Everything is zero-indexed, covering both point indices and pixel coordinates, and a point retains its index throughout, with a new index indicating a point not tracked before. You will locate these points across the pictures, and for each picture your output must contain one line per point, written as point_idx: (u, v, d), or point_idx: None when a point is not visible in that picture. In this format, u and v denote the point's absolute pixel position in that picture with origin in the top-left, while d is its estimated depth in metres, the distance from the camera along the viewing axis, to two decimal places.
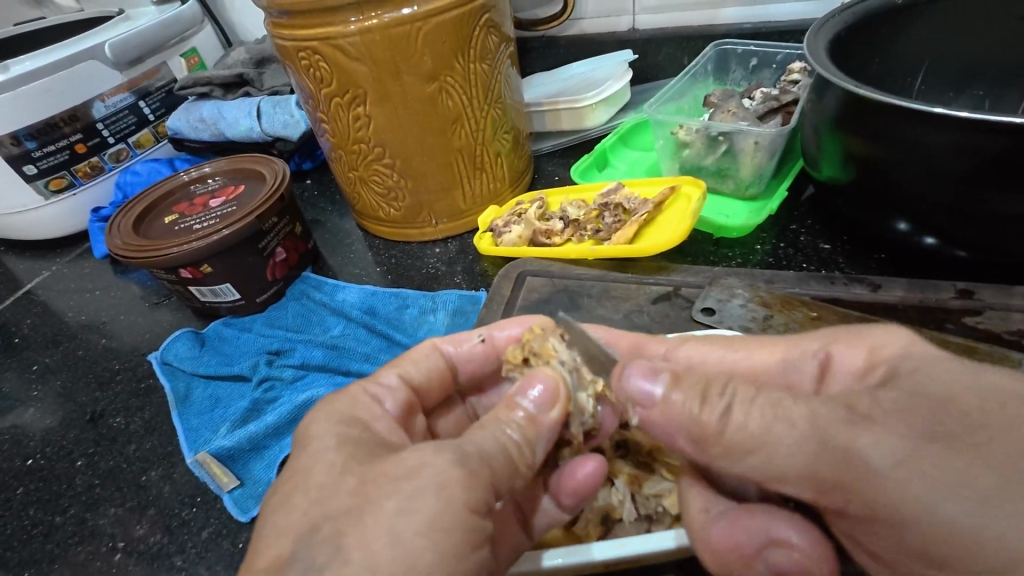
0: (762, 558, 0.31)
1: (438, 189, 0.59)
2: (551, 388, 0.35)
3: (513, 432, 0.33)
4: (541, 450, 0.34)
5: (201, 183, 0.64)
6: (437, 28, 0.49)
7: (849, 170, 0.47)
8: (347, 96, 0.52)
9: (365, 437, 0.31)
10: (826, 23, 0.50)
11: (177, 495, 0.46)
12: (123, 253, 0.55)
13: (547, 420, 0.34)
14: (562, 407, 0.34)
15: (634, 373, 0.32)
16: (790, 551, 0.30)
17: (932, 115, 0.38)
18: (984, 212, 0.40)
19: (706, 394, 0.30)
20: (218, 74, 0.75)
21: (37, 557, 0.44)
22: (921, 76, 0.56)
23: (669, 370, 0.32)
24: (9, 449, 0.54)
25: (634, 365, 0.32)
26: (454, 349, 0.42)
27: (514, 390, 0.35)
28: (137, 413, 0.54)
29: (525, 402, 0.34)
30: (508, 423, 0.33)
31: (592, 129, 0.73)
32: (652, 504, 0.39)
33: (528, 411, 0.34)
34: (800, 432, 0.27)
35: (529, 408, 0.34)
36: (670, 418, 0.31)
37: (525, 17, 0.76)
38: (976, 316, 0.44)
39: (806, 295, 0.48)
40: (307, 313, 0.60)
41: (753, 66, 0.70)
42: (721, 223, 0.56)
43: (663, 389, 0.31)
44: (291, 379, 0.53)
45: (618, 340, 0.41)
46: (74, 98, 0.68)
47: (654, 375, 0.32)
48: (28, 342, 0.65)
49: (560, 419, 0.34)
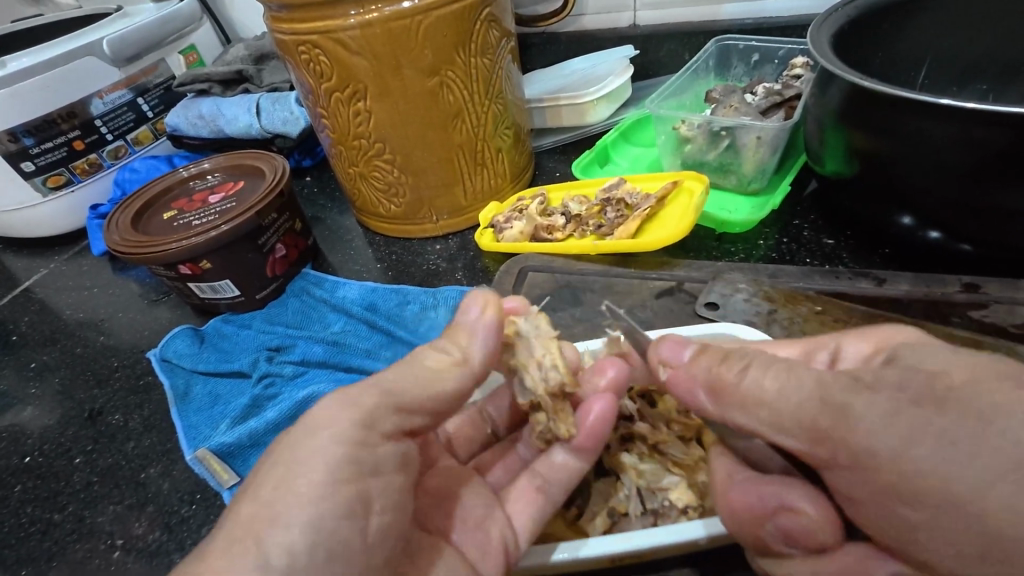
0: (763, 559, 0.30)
1: (438, 185, 0.59)
2: (482, 294, 0.35)
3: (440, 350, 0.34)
4: (480, 350, 0.34)
5: (201, 179, 0.64)
6: (439, 21, 0.48)
7: (853, 164, 0.46)
8: (347, 91, 0.52)
9: None
10: (830, 17, 0.50)
11: (176, 492, 0.46)
12: (122, 250, 0.54)
13: (484, 321, 0.34)
14: (495, 307, 0.34)
15: (666, 346, 0.34)
16: (792, 522, 0.29)
17: (939, 108, 0.38)
18: (990, 205, 0.39)
19: (727, 358, 0.32)
20: (217, 71, 0.75)
21: (34, 555, 0.44)
22: (924, 71, 0.56)
23: (695, 342, 0.34)
24: (7, 447, 0.53)
25: (663, 340, 0.35)
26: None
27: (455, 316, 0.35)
28: (136, 410, 0.54)
29: (464, 316, 0.34)
30: (432, 352, 0.33)
31: (593, 125, 0.72)
32: (659, 499, 0.38)
33: (472, 321, 0.34)
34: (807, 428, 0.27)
35: (472, 320, 0.34)
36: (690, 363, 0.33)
37: (526, 13, 0.76)
38: (982, 309, 0.43)
39: (810, 290, 0.47)
40: (307, 310, 0.59)
41: (754, 62, 0.70)
42: (724, 219, 0.56)
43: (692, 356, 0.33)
44: (292, 375, 0.53)
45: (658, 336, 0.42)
46: (72, 95, 0.68)
47: (682, 346, 0.34)
48: (27, 339, 0.65)
49: (499, 319, 0.34)
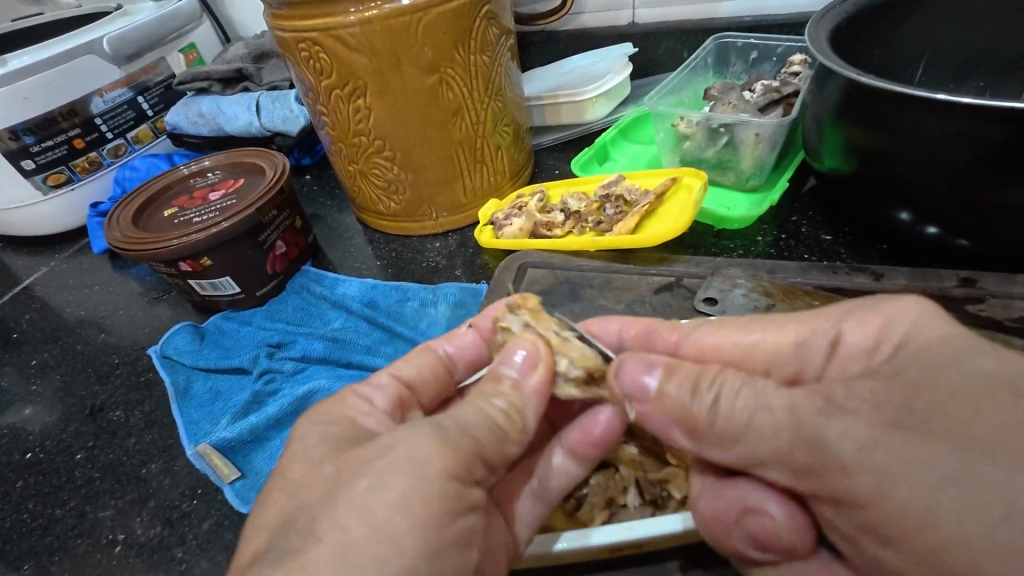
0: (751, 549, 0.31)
1: (438, 182, 0.59)
2: (534, 350, 0.35)
3: (500, 401, 0.33)
4: (533, 415, 0.34)
5: (201, 177, 0.64)
6: (438, 19, 0.49)
7: (851, 160, 0.47)
8: (347, 88, 0.52)
9: (346, 438, 0.32)
10: (827, 14, 0.50)
11: (177, 488, 0.46)
12: (123, 246, 0.54)
13: (532, 383, 0.34)
14: (544, 367, 0.35)
15: (629, 368, 0.33)
16: None
17: (936, 102, 0.38)
18: (988, 200, 0.40)
19: (697, 385, 0.31)
20: (217, 70, 0.75)
21: (36, 550, 0.44)
22: (922, 68, 0.56)
23: (664, 362, 0.33)
24: (8, 444, 0.53)
25: (630, 358, 0.33)
26: (449, 346, 0.42)
27: (497, 363, 0.36)
28: (137, 407, 0.54)
29: (509, 371, 0.35)
30: None
31: (592, 123, 0.73)
32: (656, 490, 0.39)
33: (512, 378, 0.35)
34: (795, 390, 0.29)
35: (515, 376, 0.35)
36: (660, 396, 0.32)
37: (524, 11, 0.76)
38: (978, 304, 0.43)
39: (808, 285, 0.47)
40: (307, 306, 0.59)
41: (753, 59, 0.71)
42: (721, 215, 0.56)
43: (658, 381, 0.32)
44: (292, 371, 0.53)
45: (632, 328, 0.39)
46: (72, 93, 0.68)
47: (651, 367, 0.32)
48: (27, 337, 0.65)
49: (548, 377, 0.35)
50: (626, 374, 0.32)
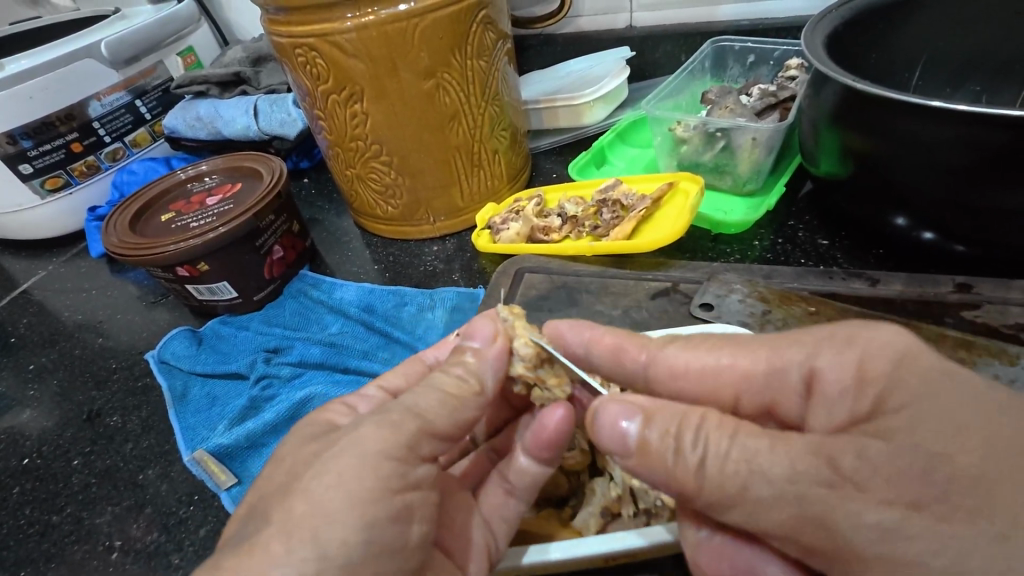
0: (743, 558, 0.31)
1: (436, 186, 0.59)
2: (493, 327, 0.37)
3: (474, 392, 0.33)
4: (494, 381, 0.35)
5: (199, 181, 0.64)
6: (435, 24, 0.49)
7: (847, 165, 0.47)
8: (345, 93, 0.52)
9: None
10: (824, 18, 0.50)
11: (174, 494, 0.46)
12: (120, 252, 0.54)
13: (493, 350, 0.35)
14: (504, 337, 0.36)
15: (608, 414, 0.32)
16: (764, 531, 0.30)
17: (931, 109, 0.38)
18: (985, 205, 0.40)
19: (679, 440, 0.30)
20: (215, 73, 0.75)
21: (33, 556, 0.44)
22: (918, 73, 0.56)
23: (642, 407, 0.32)
24: (6, 449, 0.53)
25: (608, 403, 0.32)
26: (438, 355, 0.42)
27: (463, 342, 0.37)
28: (134, 412, 0.54)
29: (472, 344, 0.36)
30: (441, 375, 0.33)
31: (590, 126, 0.73)
32: (651, 498, 0.38)
33: (474, 347, 0.36)
34: None
35: (478, 347, 0.36)
36: (641, 444, 0.31)
37: (522, 15, 0.76)
38: (974, 310, 0.43)
39: (804, 290, 0.47)
40: (305, 311, 0.60)
41: (751, 63, 0.71)
42: (719, 220, 0.57)
43: (637, 428, 0.31)
44: (289, 377, 0.53)
45: (600, 340, 0.36)
46: (69, 97, 0.68)
47: (630, 412, 0.32)
48: (25, 341, 0.65)
49: (506, 347, 0.36)
50: (604, 413, 0.32)
